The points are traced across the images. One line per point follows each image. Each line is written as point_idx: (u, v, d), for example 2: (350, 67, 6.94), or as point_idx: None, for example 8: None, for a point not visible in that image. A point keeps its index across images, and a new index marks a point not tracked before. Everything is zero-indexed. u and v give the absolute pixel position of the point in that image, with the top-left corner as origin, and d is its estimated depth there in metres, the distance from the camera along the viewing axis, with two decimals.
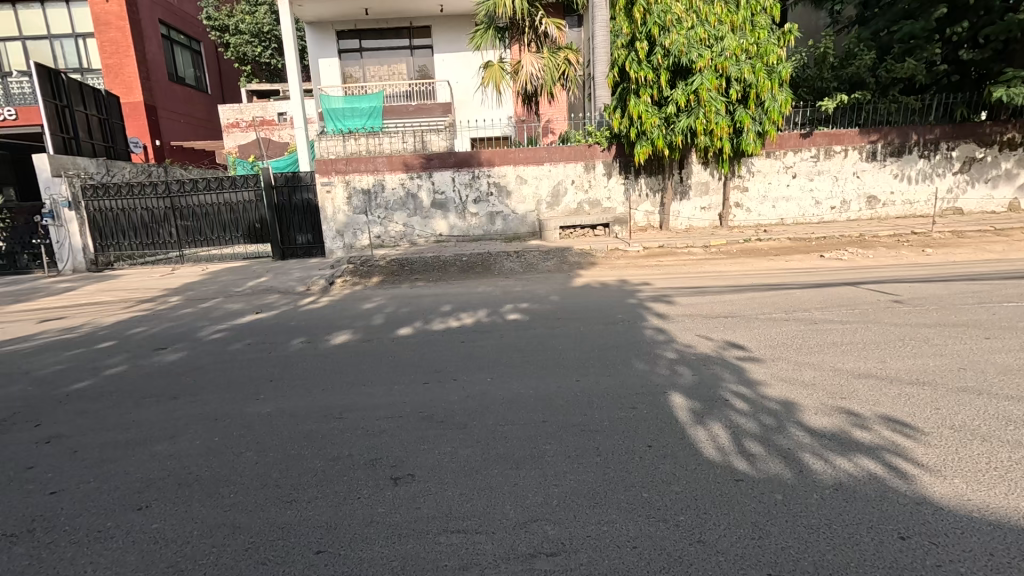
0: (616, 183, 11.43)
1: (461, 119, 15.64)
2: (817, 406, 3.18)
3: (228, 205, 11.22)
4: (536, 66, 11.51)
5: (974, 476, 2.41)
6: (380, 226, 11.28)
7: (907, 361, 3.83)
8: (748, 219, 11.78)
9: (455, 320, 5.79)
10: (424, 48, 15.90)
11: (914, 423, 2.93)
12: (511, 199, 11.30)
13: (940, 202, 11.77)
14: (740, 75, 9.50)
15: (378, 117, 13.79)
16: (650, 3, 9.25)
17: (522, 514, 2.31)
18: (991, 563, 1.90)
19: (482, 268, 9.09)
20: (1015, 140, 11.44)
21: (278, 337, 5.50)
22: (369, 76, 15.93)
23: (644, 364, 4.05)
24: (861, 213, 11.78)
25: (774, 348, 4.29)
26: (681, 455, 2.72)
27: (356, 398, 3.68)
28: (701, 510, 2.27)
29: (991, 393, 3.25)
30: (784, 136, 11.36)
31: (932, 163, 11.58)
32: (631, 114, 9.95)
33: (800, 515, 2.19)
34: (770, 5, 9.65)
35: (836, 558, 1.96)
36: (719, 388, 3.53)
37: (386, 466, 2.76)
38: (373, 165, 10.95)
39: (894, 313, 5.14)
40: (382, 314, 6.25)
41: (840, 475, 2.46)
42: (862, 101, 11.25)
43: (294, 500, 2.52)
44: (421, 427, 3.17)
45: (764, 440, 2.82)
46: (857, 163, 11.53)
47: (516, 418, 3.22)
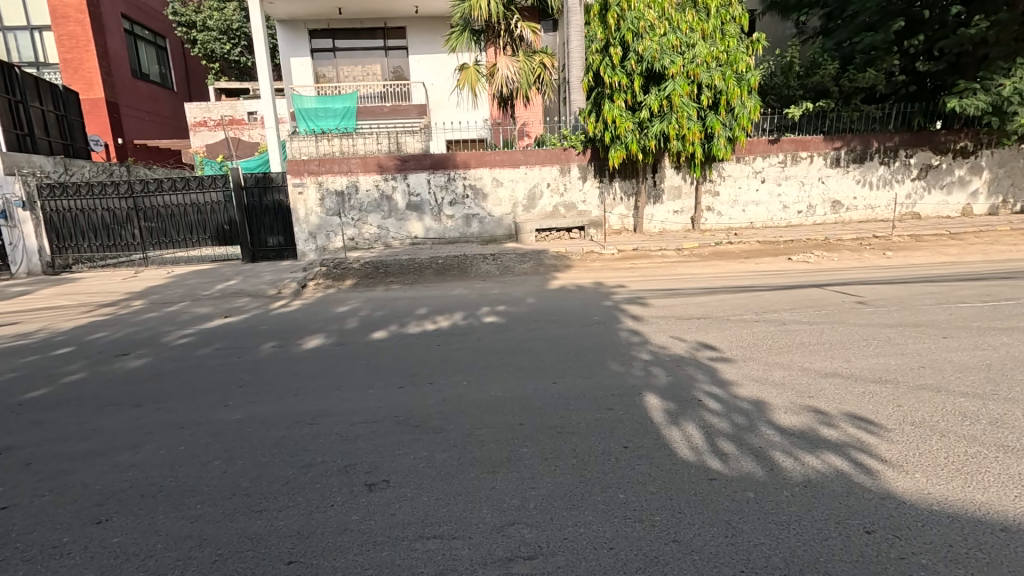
0: (591, 186, 11.55)
1: (436, 120, 15.58)
2: (785, 405, 3.27)
3: (195, 205, 10.83)
4: (512, 69, 11.53)
5: (933, 470, 2.51)
6: (354, 228, 11.13)
7: (871, 360, 3.97)
8: (719, 222, 12.02)
9: (431, 323, 5.74)
10: (399, 49, 15.77)
11: (877, 420, 3.03)
12: (487, 201, 11.28)
13: (900, 207, 12.26)
14: (711, 82, 9.72)
15: (352, 118, 13.60)
16: (623, 9, 9.38)
17: (499, 518, 2.29)
18: (951, 554, 1.97)
19: (458, 270, 9.06)
20: (967, 148, 12.02)
21: (248, 341, 5.36)
22: (343, 76, 15.72)
23: (619, 365, 4.09)
24: (826, 217, 12.19)
25: (744, 348, 4.39)
26: (657, 455, 2.74)
27: (331, 403, 3.61)
28: (676, 510, 2.29)
29: (948, 390, 3.39)
30: (753, 142, 11.61)
31: (892, 170, 12.06)
32: (605, 118, 10.09)
33: (771, 512, 2.24)
34: (740, 14, 9.89)
35: (806, 554, 2.00)
36: (692, 388, 3.59)
37: (361, 472, 2.71)
38: (347, 165, 10.80)
39: (858, 313, 5.32)
40: (356, 317, 6.17)
41: (808, 472, 2.52)
42: (826, 109, 11.66)
43: (264, 510, 2.45)
44: (397, 432, 3.13)
45: (737, 439, 2.87)
46: (822, 169, 11.93)
47: (492, 421, 3.20)
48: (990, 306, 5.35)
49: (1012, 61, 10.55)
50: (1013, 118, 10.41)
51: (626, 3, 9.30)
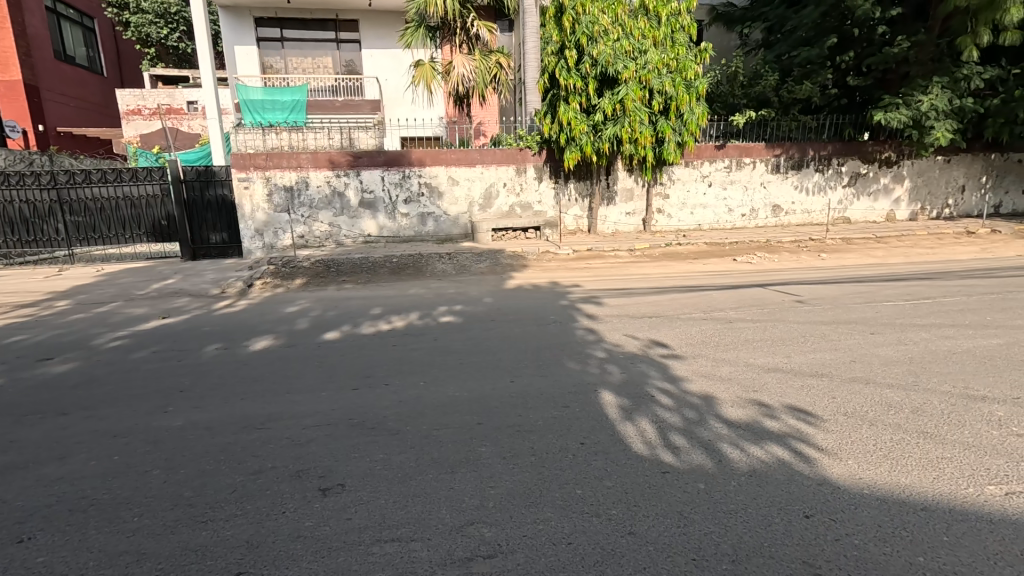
0: (547, 186, 11.67)
1: (390, 117, 15.29)
2: (733, 399, 3.42)
3: (128, 199, 10.18)
4: (468, 68, 11.50)
5: (863, 456, 2.70)
6: (304, 226, 10.76)
7: (808, 356, 4.23)
8: (669, 224, 12.44)
9: (386, 323, 5.62)
10: (352, 42, 15.33)
11: (815, 411, 3.22)
12: (444, 200, 11.19)
13: (833, 212, 13.10)
14: (662, 88, 10.04)
15: (302, 112, 13.12)
16: (578, 13, 9.58)
17: (458, 518, 2.28)
18: (879, 533, 2.13)
19: (414, 269, 8.94)
20: (891, 158, 12.99)
21: (190, 343, 5.07)
22: (291, 68, 15.16)
23: (575, 364, 4.16)
24: (768, 220, 12.86)
25: (694, 345, 4.57)
26: (613, 451, 2.81)
27: (281, 406, 3.48)
28: (632, 503, 2.36)
29: (876, 381, 3.66)
30: (701, 147, 12.08)
31: (825, 177, 12.86)
32: (561, 120, 10.23)
33: (720, 502, 2.34)
34: (689, 23, 10.24)
35: (753, 539, 2.11)
36: (646, 384, 3.70)
37: (314, 477, 2.63)
38: (296, 161, 10.44)
39: (796, 312, 5.65)
40: (307, 317, 5.97)
41: (753, 462, 2.66)
42: (767, 117, 12.27)
43: (210, 520, 2.33)
44: (352, 434, 3.05)
45: (688, 432, 2.99)
46: (764, 174, 12.57)
47: (450, 422, 3.18)
48: (911, 304, 5.81)
49: (929, 79, 11.47)
50: (930, 131, 11.34)
51: (581, 7, 9.50)
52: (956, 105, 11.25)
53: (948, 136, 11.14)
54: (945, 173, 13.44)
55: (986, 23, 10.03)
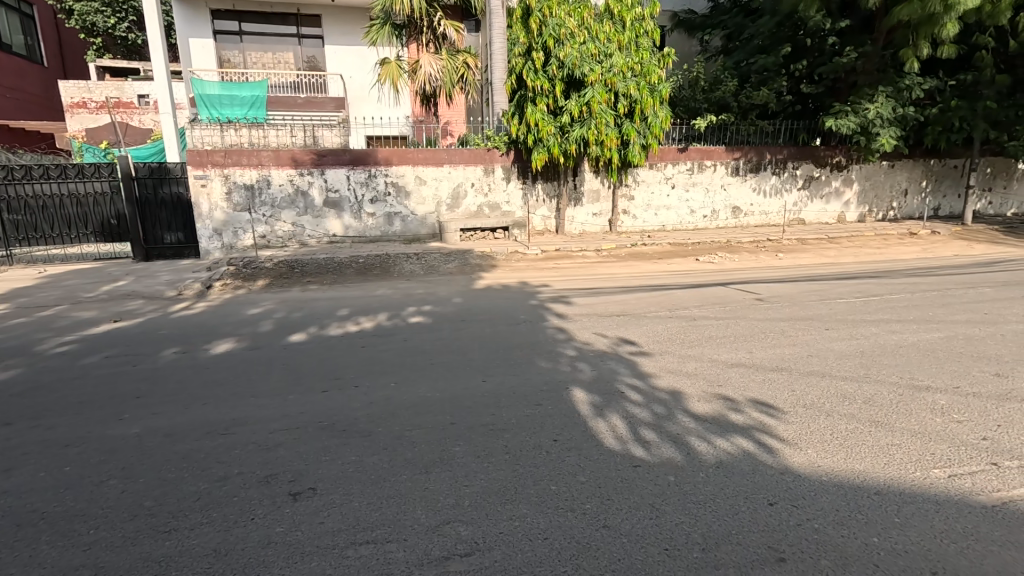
0: (515, 187, 11.71)
1: (355, 115, 15.02)
2: (699, 394, 3.53)
3: (74, 196, 9.70)
4: (435, 67, 11.41)
5: (822, 445, 2.83)
6: (265, 225, 10.44)
7: (769, 351, 4.40)
8: (634, 225, 12.69)
9: (354, 324, 5.53)
10: (314, 37, 14.96)
11: (776, 404, 3.36)
12: (411, 199, 11.07)
13: (788, 213, 13.65)
14: (627, 91, 10.23)
15: (263, 108, 12.83)
16: (545, 15, 9.69)
17: (434, 518, 2.27)
18: (837, 517, 2.24)
19: (381, 270, 8.83)
20: (841, 162, 13.66)
21: (145, 347, 4.85)
22: (251, 62, 14.71)
23: (547, 362, 4.20)
24: (728, 221, 13.29)
25: (661, 343, 4.68)
26: (585, 447, 2.85)
27: (246, 411, 3.37)
28: (605, 497, 2.40)
29: (831, 374, 3.86)
30: (665, 149, 12.37)
31: (781, 180, 13.39)
32: (528, 121, 10.29)
33: (689, 493, 2.41)
34: (652, 28, 10.49)
35: (721, 527, 2.18)
36: (615, 381, 3.77)
37: (284, 482, 2.56)
38: (257, 158, 10.13)
39: (756, 309, 5.88)
40: (271, 319, 5.82)
41: (720, 454, 2.75)
42: (727, 122, 12.70)
43: (173, 530, 2.24)
44: (323, 437, 2.99)
45: (657, 427, 3.07)
46: (724, 177, 12.98)
47: (423, 422, 3.16)
48: (861, 301, 6.13)
49: (875, 88, 12.10)
50: (876, 137, 11.99)
51: (547, 10, 9.63)
52: (900, 113, 11.92)
53: (892, 142, 11.82)
54: (889, 177, 14.23)
55: (927, 36, 10.36)
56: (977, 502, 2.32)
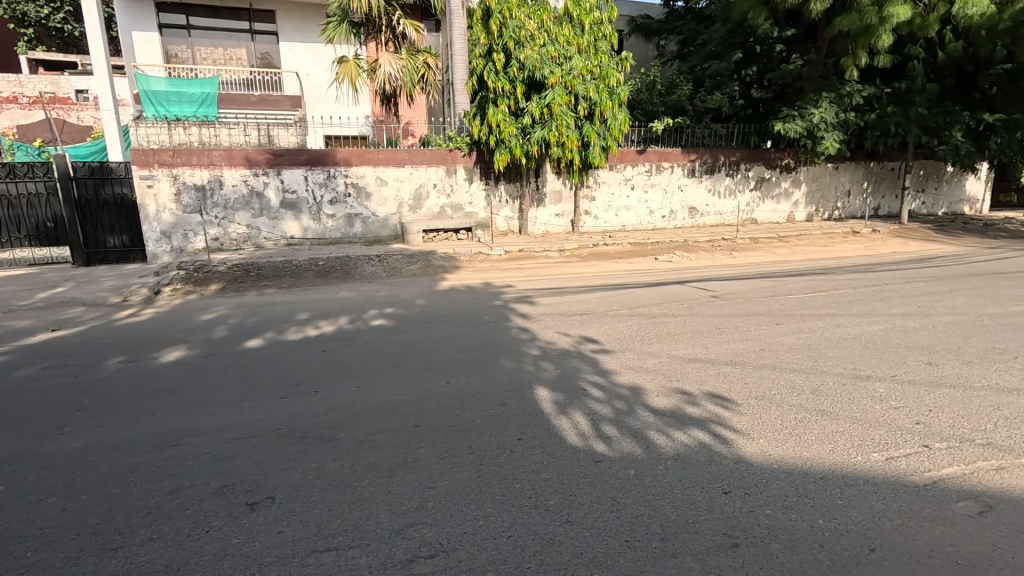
0: (478, 188, 11.71)
1: (312, 114, 14.66)
2: (658, 389, 3.64)
3: (6, 197, 9.15)
4: (395, 67, 11.24)
5: (773, 435, 2.97)
6: (218, 227, 10.05)
7: (724, 346, 4.57)
8: (596, 225, 12.90)
9: (314, 328, 5.40)
10: (268, 33, 14.50)
11: (730, 396, 3.50)
12: (371, 200, 10.89)
13: (742, 214, 14.18)
14: (586, 94, 10.40)
15: (214, 105, 12.30)
16: (505, 17, 9.74)
17: (398, 521, 2.26)
18: (787, 502, 2.36)
19: (341, 273, 8.65)
20: (789, 164, 14.32)
21: (88, 357, 4.59)
22: (200, 58, 14.14)
23: (511, 361, 4.22)
24: (685, 221, 13.70)
25: (622, 340, 4.79)
26: (548, 445, 2.89)
27: (200, 420, 3.25)
28: (568, 493, 2.44)
29: (781, 366, 4.04)
30: (624, 151, 12.63)
31: (735, 181, 13.90)
32: (490, 122, 10.30)
33: (649, 485, 2.49)
34: (611, 32, 10.71)
35: (679, 517, 2.26)
36: (578, 379, 3.84)
37: (240, 492, 2.49)
38: (208, 158, 9.74)
39: (712, 306, 6.09)
40: (226, 324, 5.61)
41: (678, 447, 2.84)
42: (683, 125, 13.10)
43: (121, 547, 2.13)
44: (281, 445, 2.92)
45: (618, 422, 3.14)
46: (681, 178, 13.37)
47: (386, 425, 3.12)
48: (809, 297, 6.44)
49: (819, 94, 12.74)
50: (821, 140, 12.61)
51: (507, 11, 9.67)
52: (842, 118, 12.60)
53: (836, 145, 12.45)
54: (834, 179, 15.01)
55: (864, 46, 10.95)
56: (912, 482, 2.49)
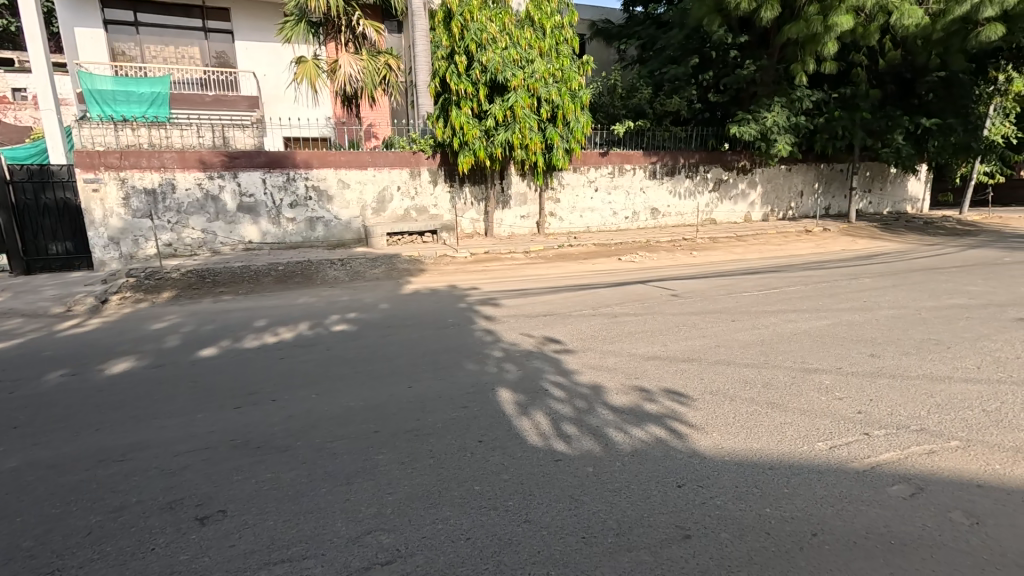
0: (442, 190, 11.65)
1: (271, 115, 14.28)
2: (618, 387, 3.71)
3: None
4: (355, 68, 11.06)
5: (726, 428, 3.07)
6: (171, 232, 9.66)
7: (682, 343, 4.71)
8: (561, 226, 13.04)
9: (272, 335, 5.26)
10: (222, 31, 14.04)
11: (687, 392, 3.60)
12: (333, 203, 10.68)
13: (701, 214, 14.59)
14: (549, 97, 10.51)
15: (165, 105, 11.78)
16: (466, 20, 9.74)
17: (355, 529, 2.23)
18: (738, 492, 2.44)
19: (302, 277, 8.45)
20: (745, 166, 14.84)
21: (26, 371, 4.35)
22: (150, 57, 13.58)
23: (473, 364, 4.22)
24: (647, 222, 13.98)
25: (584, 340, 4.86)
26: (509, 445, 2.91)
27: (148, 433, 3.12)
28: (527, 493, 2.47)
29: (735, 362, 4.19)
30: (586, 154, 12.82)
31: (694, 182, 14.30)
32: (453, 124, 10.28)
33: (606, 482, 2.54)
34: (572, 36, 10.86)
35: (634, 512, 2.31)
36: (540, 379, 3.87)
37: (190, 506, 2.41)
38: (159, 160, 9.35)
39: (672, 304, 6.26)
40: (179, 333, 5.41)
41: (635, 443, 2.91)
42: (644, 128, 13.38)
43: (58, 570, 2.03)
44: (235, 456, 2.83)
45: (578, 421, 3.19)
46: (643, 180, 13.67)
47: (346, 432, 3.08)
48: (763, 294, 6.69)
49: (772, 99, 13.25)
50: (774, 143, 13.04)
51: (468, 14, 9.68)
52: (793, 121, 13.10)
53: (788, 148, 12.92)
54: (788, 180, 15.63)
55: (812, 53, 11.42)
56: (852, 469, 2.62)
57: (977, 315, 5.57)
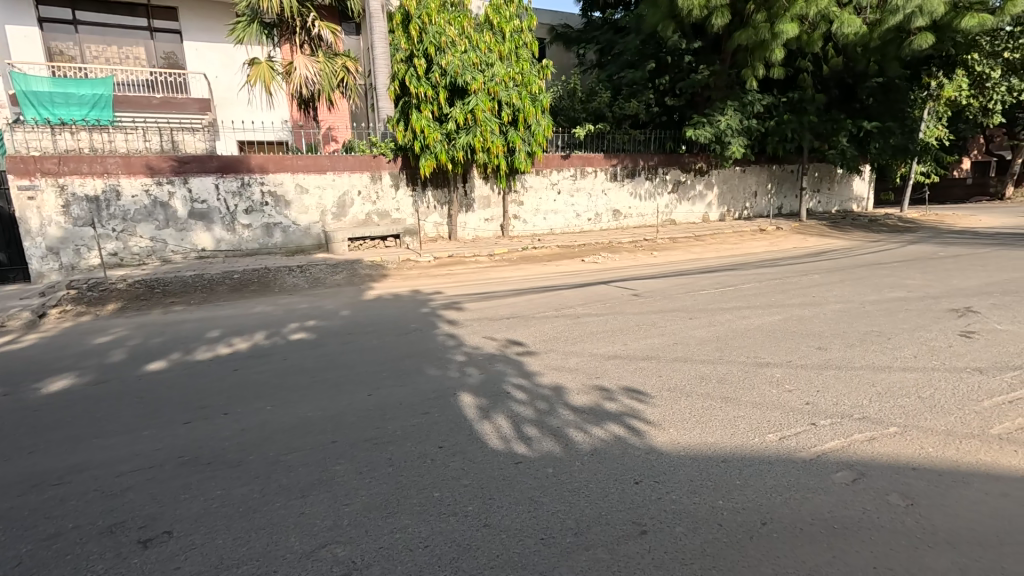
0: (404, 194, 11.52)
1: (224, 118, 13.79)
2: (579, 387, 3.76)
3: None
4: (312, 70, 10.81)
5: (682, 424, 3.15)
6: (117, 241, 9.21)
7: (642, 342, 4.80)
8: (525, 229, 13.10)
9: (226, 347, 5.07)
10: (169, 31, 13.48)
11: (646, 390, 3.68)
12: (291, 209, 10.40)
13: (661, 215, 14.94)
14: (510, 100, 10.55)
15: (108, 107, 11.37)
16: (425, 23, 9.68)
17: (309, 543, 2.17)
18: (692, 486, 2.51)
19: (259, 285, 8.19)
20: (702, 168, 15.29)
21: None
22: (91, 57, 12.91)
23: (436, 369, 4.19)
24: (609, 223, 14.21)
25: (547, 341, 4.90)
26: (469, 450, 2.90)
27: (88, 454, 2.96)
28: (487, 497, 2.46)
29: (692, 358, 4.31)
30: (549, 157, 12.93)
31: (654, 184, 14.64)
32: (414, 128, 10.18)
33: (565, 482, 2.56)
34: (531, 40, 10.97)
35: (592, 510, 2.34)
36: (502, 382, 3.87)
37: (133, 529, 2.29)
38: (102, 166, 8.90)
39: (633, 304, 6.37)
40: (124, 347, 5.15)
41: (595, 442, 2.95)
42: (604, 131, 13.60)
43: None
44: (182, 473, 2.72)
45: (540, 422, 3.21)
46: (605, 182, 13.90)
47: (302, 443, 3.00)
48: (720, 292, 6.91)
49: (725, 102, 13.70)
50: (728, 146, 13.45)
51: (427, 17, 9.62)
52: (745, 125, 13.58)
53: (741, 150, 13.36)
54: (742, 181, 16.20)
55: (760, 59, 11.89)
56: (801, 458, 2.73)
57: (914, 307, 5.90)
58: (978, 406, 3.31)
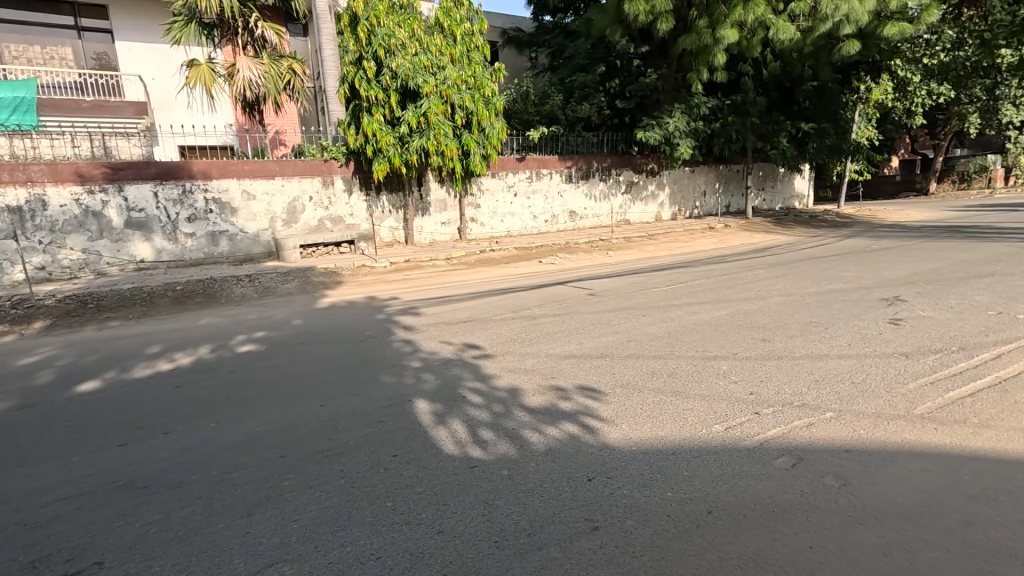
0: (357, 199, 11.31)
1: (162, 122, 13.15)
2: (535, 388, 3.78)
3: None
4: (255, 72, 10.41)
5: (635, 420, 3.22)
6: (44, 255, 8.60)
7: (597, 340, 4.89)
8: (483, 232, 13.09)
9: (167, 363, 4.81)
10: (99, 30, 12.73)
11: (600, 388, 3.74)
12: (238, 216, 10.00)
13: (615, 215, 15.26)
14: (462, 103, 10.49)
15: (32, 110, 10.59)
16: (373, 25, 9.57)
17: (254, 563, 2.10)
18: (644, 480, 2.57)
19: (204, 297, 7.85)
20: (653, 168, 15.71)
21: None
22: (11, 57, 12.05)
23: (390, 376, 4.12)
24: (566, 224, 14.39)
25: (503, 344, 4.91)
26: (424, 457, 2.87)
27: (8, 485, 2.74)
28: (441, 504, 2.44)
29: (644, 355, 4.42)
30: (504, 159, 12.97)
31: (608, 185, 14.94)
32: (365, 131, 9.99)
33: (520, 484, 2.57)
34: (481, 43, 10.98)
35: (546, 510, 2.36)
36: (458, 387, 3.86)
37: (60, 562, 2.15)
38: (25, 174, 8.31)
39: (588, 303, 6.48)
40: (53, 367, 4.81)
41: (549, 442, 2.97)
42: (558, 133, 13.77)
43: None
44: (116, 499, 2.56)
45: (495, 425, 3.22)
46: (560, 184, 14.07)
47: (249, 460, 2.89)
48: (671, 289, 7.12)
49: (672, 105, 14.12)
50: (677, 147, 13.87)
51: (375, 19, 9.52)
52: (692, 126, 14.05)
53: (689, 151, 13.80)
54: (692, 180, 16.77)
55: (704, 63, 12.32)
56: (745, 447, 2.84)
57: (850, 298, 6.26)
58: (904, 388, 3.55)
